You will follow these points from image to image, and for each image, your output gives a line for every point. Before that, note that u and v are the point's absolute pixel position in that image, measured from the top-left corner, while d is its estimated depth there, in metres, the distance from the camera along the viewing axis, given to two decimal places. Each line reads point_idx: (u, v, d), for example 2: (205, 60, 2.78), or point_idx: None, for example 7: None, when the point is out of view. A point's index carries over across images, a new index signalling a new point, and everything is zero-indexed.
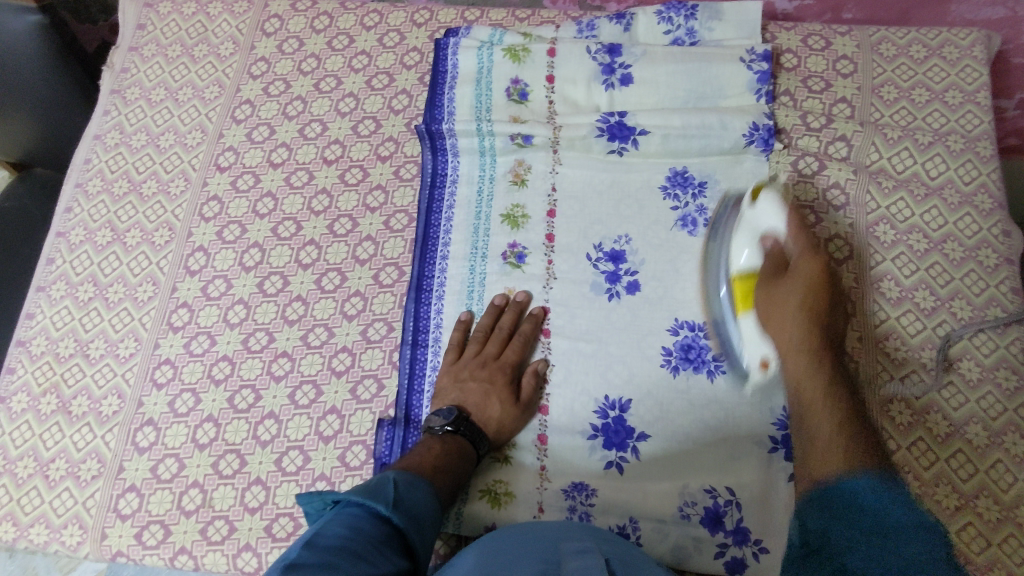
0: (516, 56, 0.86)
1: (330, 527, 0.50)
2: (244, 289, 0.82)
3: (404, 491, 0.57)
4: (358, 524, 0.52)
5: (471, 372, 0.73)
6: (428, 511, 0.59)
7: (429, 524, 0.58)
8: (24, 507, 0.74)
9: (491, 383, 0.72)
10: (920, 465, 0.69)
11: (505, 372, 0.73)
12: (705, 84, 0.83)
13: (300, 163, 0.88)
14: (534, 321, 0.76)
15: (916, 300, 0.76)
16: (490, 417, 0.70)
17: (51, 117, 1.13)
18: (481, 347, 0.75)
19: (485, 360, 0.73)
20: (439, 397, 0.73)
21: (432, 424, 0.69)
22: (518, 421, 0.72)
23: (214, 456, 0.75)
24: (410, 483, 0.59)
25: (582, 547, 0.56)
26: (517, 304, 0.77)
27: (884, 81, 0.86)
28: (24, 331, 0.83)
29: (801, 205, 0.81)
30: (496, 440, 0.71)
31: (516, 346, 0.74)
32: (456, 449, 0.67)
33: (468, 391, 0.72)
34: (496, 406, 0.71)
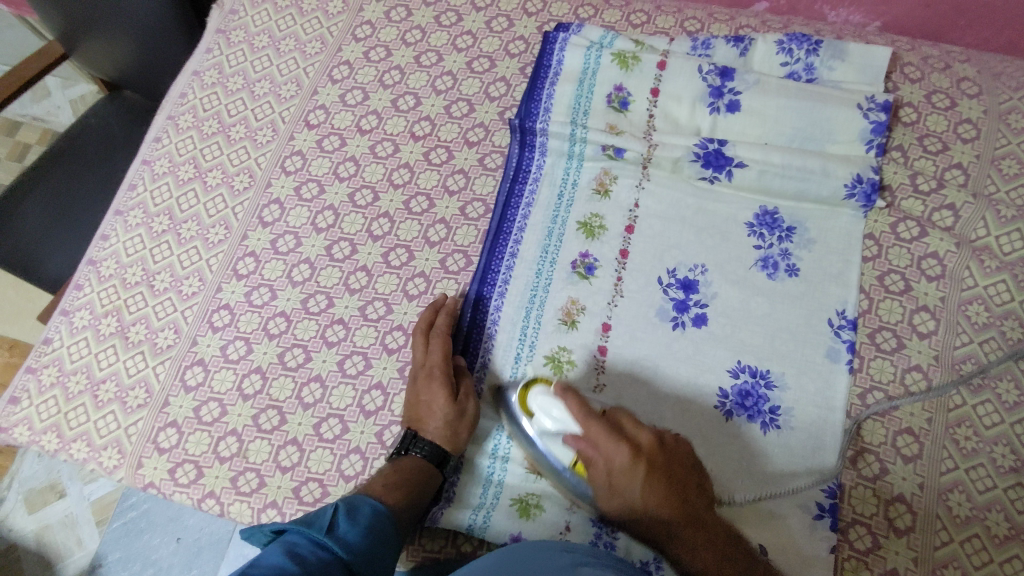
0: (624, 63, 0.84)
1: (267, 557, 0.51)
2: (312, 249, 0.82)
3: (344, 515, 0.58)
4: (297, 552, 0.53)
5: (411, 387, 0.72)
6: (377, 530, 0.59)
7: (380, 544, 0.58)
8: (69, 421, 0.76)
9: (424, 390, 0.70)
10: (970, 563, 0.65)
11: (432, 373, 0.71)
12: (816, 125, 0.80)
13: (388, 133, 0.88)
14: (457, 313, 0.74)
15: (998, 390, 0.71)
16: (435, 423, 0.69)
17: (150, 62, 1.18)
18: (414, 358, 0.74)
19: (417, 372, 0.72)
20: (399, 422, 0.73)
21: (390, 453, 0.70)
22: (461, 416, 0.70)
23: (256, 408, 0.75)
24: (353, 506, 0.59)
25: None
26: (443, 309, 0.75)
27: (1006, 154, 0.81)
28: (96, 251, 0.85)
29: (892, 269, 0.77)
30: (457, 444, 0.69)
31: (438, 344, 0.72)
32: (407, 465, 0.67)
33: (414, 405, 0.71)
34: (435, 408, 0.69)
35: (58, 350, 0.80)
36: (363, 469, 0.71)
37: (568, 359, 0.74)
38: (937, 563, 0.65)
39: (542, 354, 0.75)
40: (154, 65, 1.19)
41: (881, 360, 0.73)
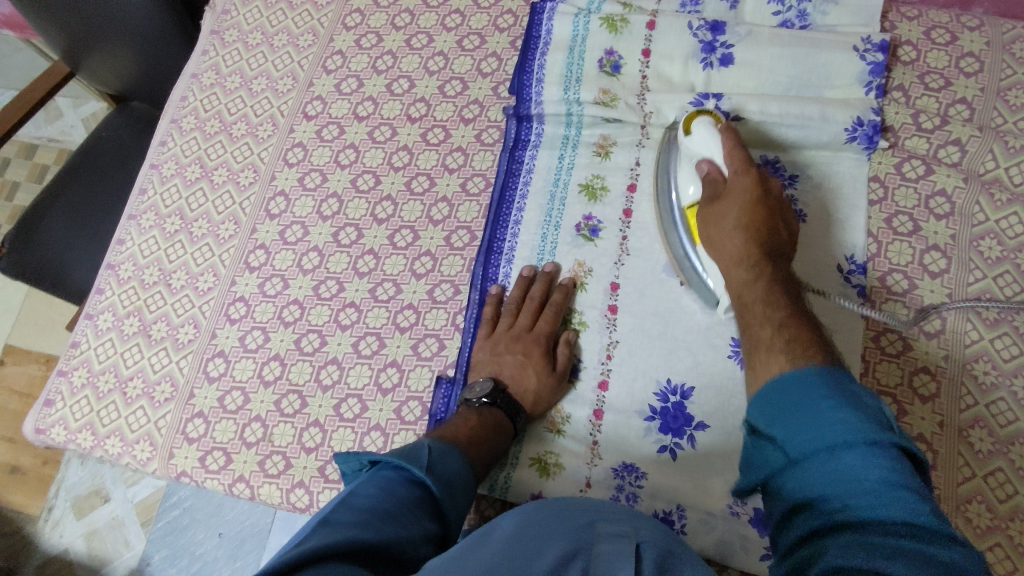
0: (613, 26, 0.84)
1: (363, 489, 0.52)
2: (320, 237, 0.84)
3: (438, 457, 0.59)
4: (392, 487, 0.54)
5: (506, 344, 0.73)
6: (463, 477, 0.59)
7: (464, 488, 0.59)
8: (102, 418, 0.79)
9: (527, 355, 0.72)
10: (995, 497, 0.65)
11: (540, 344, 0.72)
12: (811, 71, 0.78)
13: (384, 118, 0.89)
14: (564, 289, 0.75)
15: (1015, 324, 0.70)
16: (527, 389, 0.70)
17: (153, 72, 1.22)
18: (514, 320, 0.75)
19: (519, 333, 0.73)
20: (476, 371, 0.73)
21: (470, 395, 0.70)
22: (556, 393, 0.72)
23: (278, 394, 0.77)
24: (445, 451, 0.60)
25: (618, 530, 0.54)
26: (546, 274, 0.77)
27: (1012, 84, 0.79)
28: (114, 256, 0.88)
29: (900, 210, 0.76)
30: (535, 413, 0.71)
31: (549, 317, 0.74)
32: (492, 423, 0.68)
33: (506, 363, 0.72)
34: (533, 377, 0.71)
35: (86, 352, 0.83)
36: (384, 445, 0.73)
37: (579, 319, 0.76)
38: (961, 499, 0.65)
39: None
40: (158, 74, 1.23)
41: (893, 302, 0.73)
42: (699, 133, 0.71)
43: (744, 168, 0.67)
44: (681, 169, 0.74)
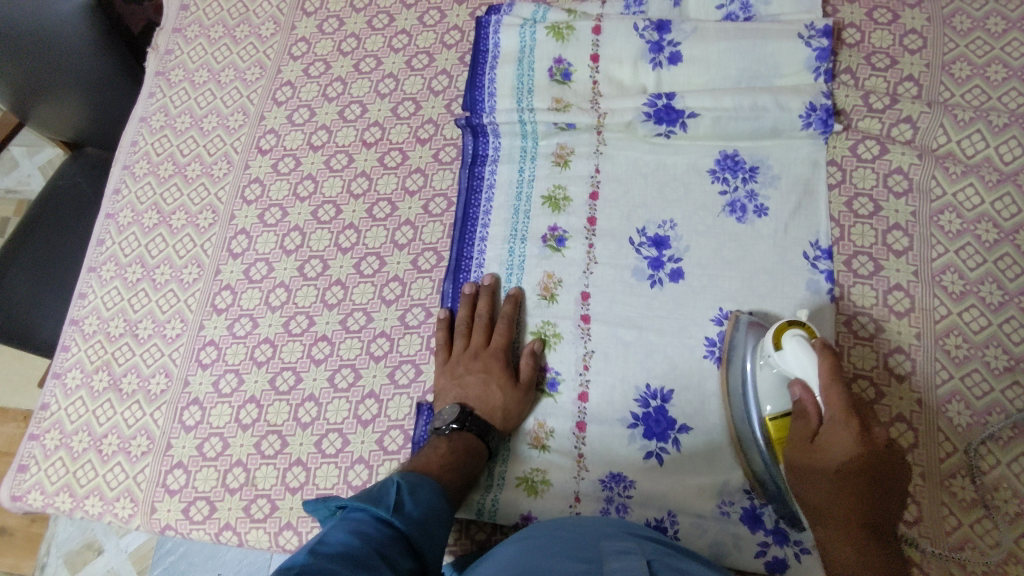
0: (560, 34, 0.84)
1: (333, 534, 0.51)
2: (285, 272, 0.83)
3: (407, 493, 0.58)
4: (361, 529, 0.53)
5: (465, 366, 0.72)
6: (434, 509, 0.59)
7: (435, 520, 0.59)
8: (79, 479, 0.78)
9: (488, 372, 0.71)
10: (978, 470, 0.65)
11: (499, 359, 0.72)
12: (760, 62, 0.79)
13: (340, 146, 0.88)
14: (513, 299, 0.75)
15: (982, 295, 0.71)
16: (494, 405, 0.70)
17: (104, 113, 1.19)
18: (468, 340, 0.74)
19: (477, 352, 0.73)
20: (440, 398, 0.72)
21: (439, 423, 0.69)
22: (524, 405, 0.71)
23: (257, 436, 0.76)
24: (414, 484, 0.60)
25: (624, 547, 0.54)
26: (489, 288, 0.76)
27: (956, 57, 0.80)
28: (76, 310, 0.86)
29: (859, 192, 0.76)
30: (505, 429, 0.71)
31: (502, 329, 0.74)
32: (463, 446, 0.67)
33: (468, 385, 0.71)
34: (497, 393, 0.70)
35: (56, 413, 0.81)
36: (370, 478, 0.72)
37: (553, 333, 0.75)
38: (945, 474, 0.65)
39: (530, 330, 0.76)
40: (108, 114, 1.20)
41: (861, 286, 0.73)
42: (792, 349, 0.60)
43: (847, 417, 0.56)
44: (760, 372, 0.64)
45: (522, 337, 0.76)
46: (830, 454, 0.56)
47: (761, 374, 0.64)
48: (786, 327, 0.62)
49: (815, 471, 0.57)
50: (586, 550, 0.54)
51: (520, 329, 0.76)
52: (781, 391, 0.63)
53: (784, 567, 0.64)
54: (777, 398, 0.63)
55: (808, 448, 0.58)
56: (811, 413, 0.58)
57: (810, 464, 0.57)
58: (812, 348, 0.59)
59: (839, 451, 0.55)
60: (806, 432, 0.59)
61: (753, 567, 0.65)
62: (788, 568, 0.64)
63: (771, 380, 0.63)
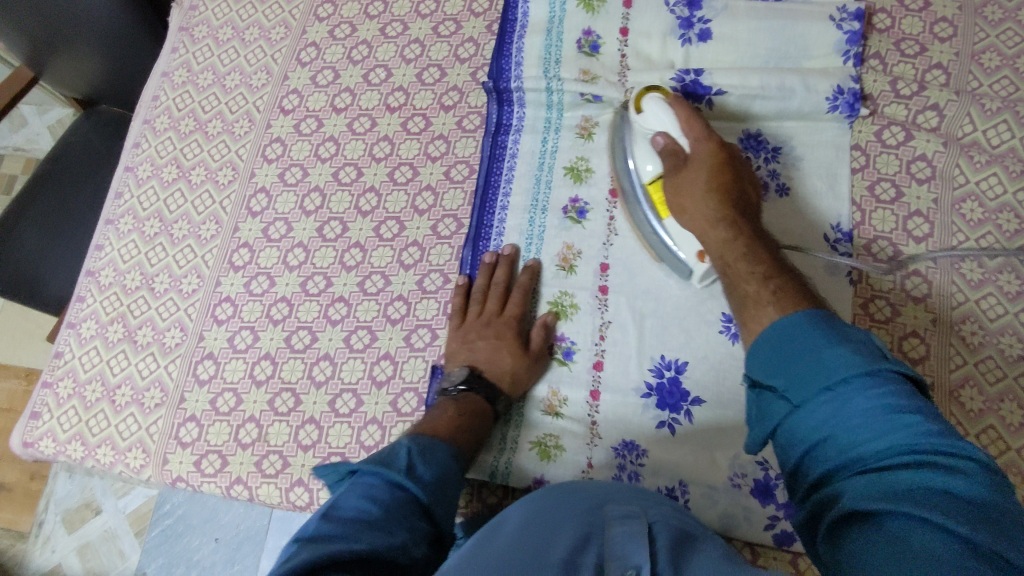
0: (590, 6, 0.83)
1: (346, 500, 0.50)
2: (304, 232, 0.83)
3: (419, 456, 0.57)
4: (375, 493, 0.51)
5: (479, 331, 0.73)
6: (449, 471, 0.58)
7: (450, 482, 0.57)
8: (91, 428, 0.78)
9: (500, 338, 0.72)
10: (988, 454, 0.66)
11: (511, 327, 0.73)
12: (790, 43, 0.79)
13: (363, 109, 0.87)
14: (529, 270, 0.76)
15: (1000, 283, 0.71)
16: (504, 370, 0.70)
17: (121, 71, 1.18)
18: (482, 307, 0.75)
19: (490, 319, 0.73)
20: (452, 359, 0.72)
21: (448, 385, 0.69)
22: (533, 372, 0.72)
23: (270, 393, 0.76)
24: (427, 446, 0.58)
25: (628, 511, 0.53)
26: (506, 257, 0.77)
27: (986, 48, 0.80)
28: (93, 262, 0.86)
29: (882, 177, 0.76)
30: (513, 397, 0.71)
31: (517, 298, 0.74)
32: (472, 409, 0.67)
33: (479, 350, 0.72)
34: (508, 359, 0.71)
35: (70, 362, 0.81)
36: (382, 438, 0.72)
37: (570, 303, 0.75)
38: None
39: (546, 300, 0.76)
40: (125, 72, 1.19)
41: (879, 270, 0.73)
42: (651, 110, 0.69)
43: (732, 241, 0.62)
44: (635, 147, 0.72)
45: (536, 307, 0.76)
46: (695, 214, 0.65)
47: (639, 154, 0.71)
48: (645, 93, 0.71)
49: (695, 198, 0.65)
50: (592, 513, 0.53)
51: (535, 300, 0.76)
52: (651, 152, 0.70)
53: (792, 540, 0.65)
54: (648, 159, 0.70)
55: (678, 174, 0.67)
56: (686, 170, 0.66)
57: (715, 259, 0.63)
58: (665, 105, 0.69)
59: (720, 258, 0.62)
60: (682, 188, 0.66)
61: (760, 539, 0.66)
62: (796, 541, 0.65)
63: (645, 148, 0.70)
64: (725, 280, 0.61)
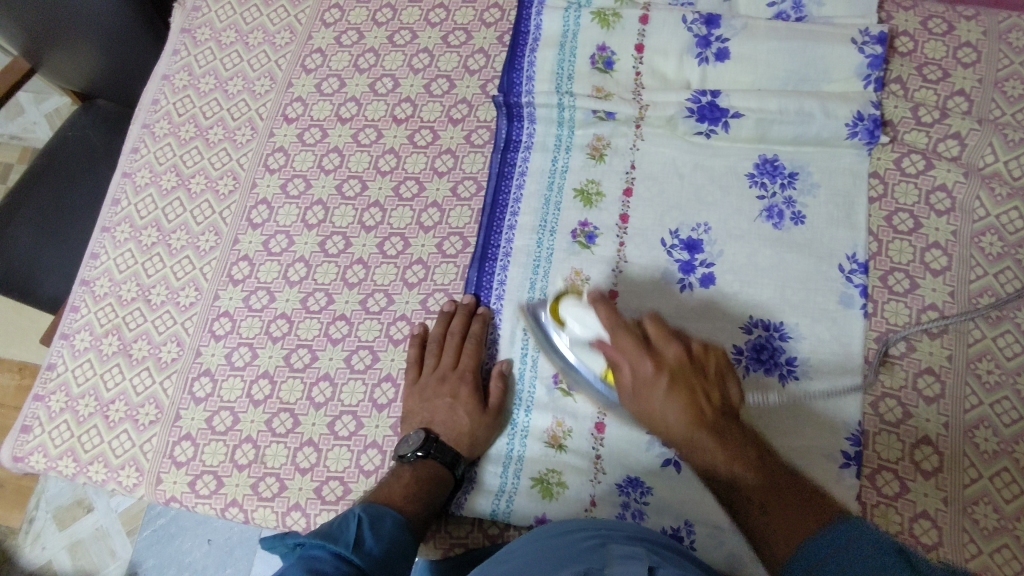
0: (605, 20, 0.81)
1: None
2: (306, 247, 0.80)
3: (367, 528, 0.57)
4: (320, 568, 0.52)
5: (433, 387, 0.71)
6: (396, 543, 0.59)
7: (398, 556, 0.58)
8: (84, 444, 0.76)
9: (455, 396, 0.70)
10: (1001, 497, 0.65)
11: (466, 381, 0.71)
12: (809, 65, 0.77)
13: (369, 120, 0.85)
14: (483, 321, 0.74)
15: (1018, 321, 0.70)
16: (460, 432, 0.69)
17: (116, 68, 1.16)
18: (438, 359, 0.73)
19: (444, 374, 0.72)
20: (407, 420, 0.71)
21: (403, 450, 0.67)
22: (492, 430, 0.70)
23: (268, 413, 0.74)
24: (376, 518, 0.59)
25: (630, 551, 0.52)
26: (465, 307, 0.75)
27: (1010, 75, 0.78)
28: (88, 270, 0.83)
29: (900, 207, 0.75)
30: (471, 455, 0.70)
31: (471, 350, 0.73)
32: (429, 475, 0.66)
33: (434, 408, 0.70)
34: (463, 419, 0.69)
35: (63, 374, 0.79)
36: (382, 463, 0.71)
37: None
38: (969, 500, 0.64)
39: None
40: (121, 69, 1.16)
41: (895, 303, 0.72)
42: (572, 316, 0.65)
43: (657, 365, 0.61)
44: (562, 337, 0.68)
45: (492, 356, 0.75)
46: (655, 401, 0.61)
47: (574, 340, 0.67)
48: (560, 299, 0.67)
49: (662, 406, 0.60)
50: (591, 553, 0.52)
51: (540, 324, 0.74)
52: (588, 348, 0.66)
53: None
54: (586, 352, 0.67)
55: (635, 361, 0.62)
56: (622, 367, 0.63)
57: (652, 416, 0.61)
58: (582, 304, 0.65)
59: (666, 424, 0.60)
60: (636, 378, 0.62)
61: None
62: None
63: (581, 343, 0.66)
64: (636, 385, 0.62)
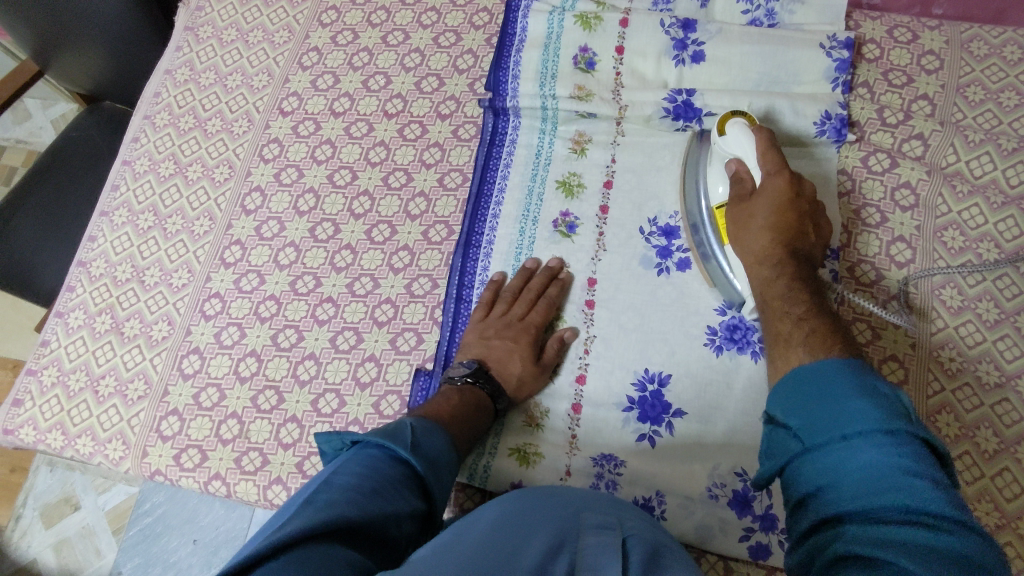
0: (587, 23, 0.85)
1: (347, 466, 0.52)
2: (296, 232, 0.83)
3: (422, 435, 0.58)
4: (375, 464, 0.53)
5: (497, 330, 0.74)
6: (445, 457, 0.59)
7: (447, 466, 0.59)
8: (73, 417, 0.78)
9: (515, 342, 0.72)
10: (962, 479, 0.66)
11: (529, 333, 0.73)
12: (780, 68, 0.80)
13: (361, 114, 0.89)
14: (559, 280, 0.76)
15: (978, 311, 0.72)
16: (509, 375, 0.71)
17: (123, 72, 1.20)
18: (509, 307, 0.75)
19: (511, 321, 0.74)
20: (463, 351, 0.74)
21: (453, 374, 0.71)
22: (537, 381, 0.72)
23: (254, 390, 0.77)
24: (429, 428, 0.60)
25: (603, 522, 0.53)
26: (547, 268, 0.77)
27: (971, 81, 0.82)
28: (85, 253, 0.86)
29: (867, 203, 0.78)
30: (515, 398, 0.71)
31: (542, 308, 0.74)
32: (473, 401, 0.68)
33: (493, 348, 0.72)
34: (517, 363, 0.71)
35: (56, 351, 0.81)
36: None
37: (557, 315, 0.76)
38: None
39: None
40: (127, 73, 1.21)
41: (861, 292, 0.74)
42: (732, 137, 0.70)
43: (777, 168, 0.66)
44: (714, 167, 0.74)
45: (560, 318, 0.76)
46: (758, 211, 0.66)
47: (714, 177, 0.73)
48: (732, 117, 0.72)
49: (753, 227, 0.66)
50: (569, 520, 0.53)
51: None
52: (722, 176, 0.72)
53: (767, 553, 0.65)
54: (719, 182, 0.72)
55: (741, 202, 0.68)
56: (744, 177, 0.68)
57: (745, 216, 0.67)
58: (749, 134, 0.69)
59: (771, 192, 0.66)
60: (742, 194, 0.68)
61: (736, 551, 0.66)
62: (770, 555, 0.65)
63: (718, 172, 0.73)
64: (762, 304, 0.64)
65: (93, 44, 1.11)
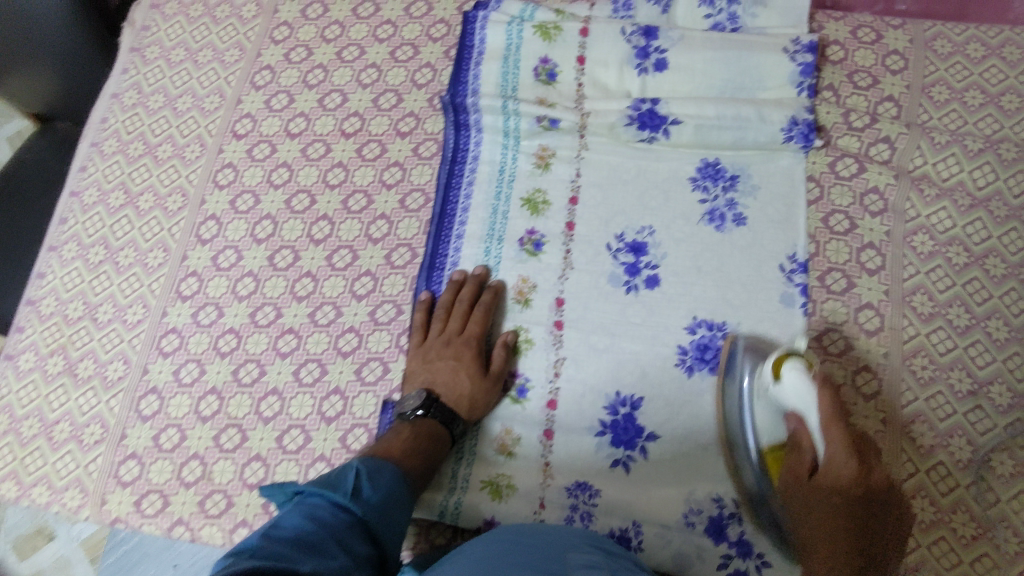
0: (546, 34, 0.83)
1: (288, 519, 0.51)
2: (254, 261, 0.81)
3: (366, 478, 0.56)
4: (317, 515, 0.51)
5: (437, 350, 0.72)
6: (394, 496, 0.57)
7: (397, 507, 0.57)
8: (27, 466, 0.75)
9: (458, 360, 0.70)
10: (937, 491, 0.66)
11: (470, 346, 0.71)
12: (744, 74, 0.79)
13: (318, 134, 0.86)
14: (491, 290, 0.74)
15: (949, 317, 0.71)
16: (461, 394, 0.69)
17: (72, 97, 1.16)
18: (444, 324, 0.73)
19: (450, 338, 0.72)
20: (409, 380, 0.71)
21: (404, 408, 0.68)
22: (490, 396, 0.70)
23: (216, 429, 0.74)
24: (375, 468, 0.58)
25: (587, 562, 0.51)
26: (476, 278, 0.75)
27: (936, 81, 0.81)
28: (34, 290, 0.83)
29: (836, 209, 0.76)
30: (471, 418, 0.70)
31: (478, 318, 0.73)
32: (427, 432, 0.66)
33: (437, 371, 0.70)
34: (465, 381, 0.69)
35: (7, 396, 0.78)
36: None
37: (525, 338, 0.74)
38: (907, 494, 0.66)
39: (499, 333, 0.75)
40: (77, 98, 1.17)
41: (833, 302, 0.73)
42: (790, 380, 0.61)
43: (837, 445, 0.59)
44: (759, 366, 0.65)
45: (499, 327, 0.75)
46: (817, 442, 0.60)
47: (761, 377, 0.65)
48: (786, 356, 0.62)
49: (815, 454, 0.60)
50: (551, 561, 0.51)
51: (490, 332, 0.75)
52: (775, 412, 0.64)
53: None
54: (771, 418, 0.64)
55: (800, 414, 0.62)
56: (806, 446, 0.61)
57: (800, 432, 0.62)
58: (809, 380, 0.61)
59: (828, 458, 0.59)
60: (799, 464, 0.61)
61: None
62: None
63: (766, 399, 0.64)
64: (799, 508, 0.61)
65: (35, 70, 1.07)
